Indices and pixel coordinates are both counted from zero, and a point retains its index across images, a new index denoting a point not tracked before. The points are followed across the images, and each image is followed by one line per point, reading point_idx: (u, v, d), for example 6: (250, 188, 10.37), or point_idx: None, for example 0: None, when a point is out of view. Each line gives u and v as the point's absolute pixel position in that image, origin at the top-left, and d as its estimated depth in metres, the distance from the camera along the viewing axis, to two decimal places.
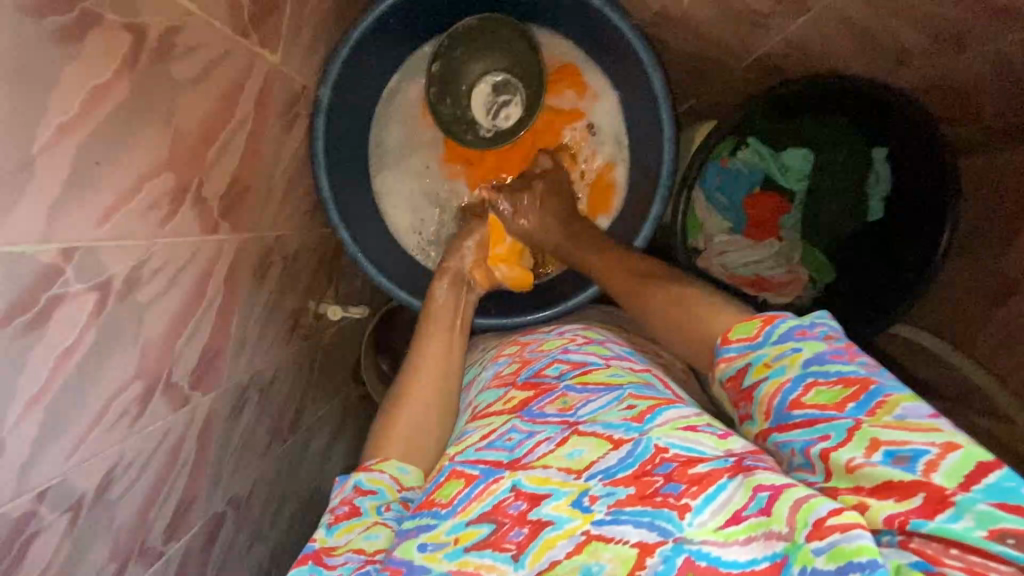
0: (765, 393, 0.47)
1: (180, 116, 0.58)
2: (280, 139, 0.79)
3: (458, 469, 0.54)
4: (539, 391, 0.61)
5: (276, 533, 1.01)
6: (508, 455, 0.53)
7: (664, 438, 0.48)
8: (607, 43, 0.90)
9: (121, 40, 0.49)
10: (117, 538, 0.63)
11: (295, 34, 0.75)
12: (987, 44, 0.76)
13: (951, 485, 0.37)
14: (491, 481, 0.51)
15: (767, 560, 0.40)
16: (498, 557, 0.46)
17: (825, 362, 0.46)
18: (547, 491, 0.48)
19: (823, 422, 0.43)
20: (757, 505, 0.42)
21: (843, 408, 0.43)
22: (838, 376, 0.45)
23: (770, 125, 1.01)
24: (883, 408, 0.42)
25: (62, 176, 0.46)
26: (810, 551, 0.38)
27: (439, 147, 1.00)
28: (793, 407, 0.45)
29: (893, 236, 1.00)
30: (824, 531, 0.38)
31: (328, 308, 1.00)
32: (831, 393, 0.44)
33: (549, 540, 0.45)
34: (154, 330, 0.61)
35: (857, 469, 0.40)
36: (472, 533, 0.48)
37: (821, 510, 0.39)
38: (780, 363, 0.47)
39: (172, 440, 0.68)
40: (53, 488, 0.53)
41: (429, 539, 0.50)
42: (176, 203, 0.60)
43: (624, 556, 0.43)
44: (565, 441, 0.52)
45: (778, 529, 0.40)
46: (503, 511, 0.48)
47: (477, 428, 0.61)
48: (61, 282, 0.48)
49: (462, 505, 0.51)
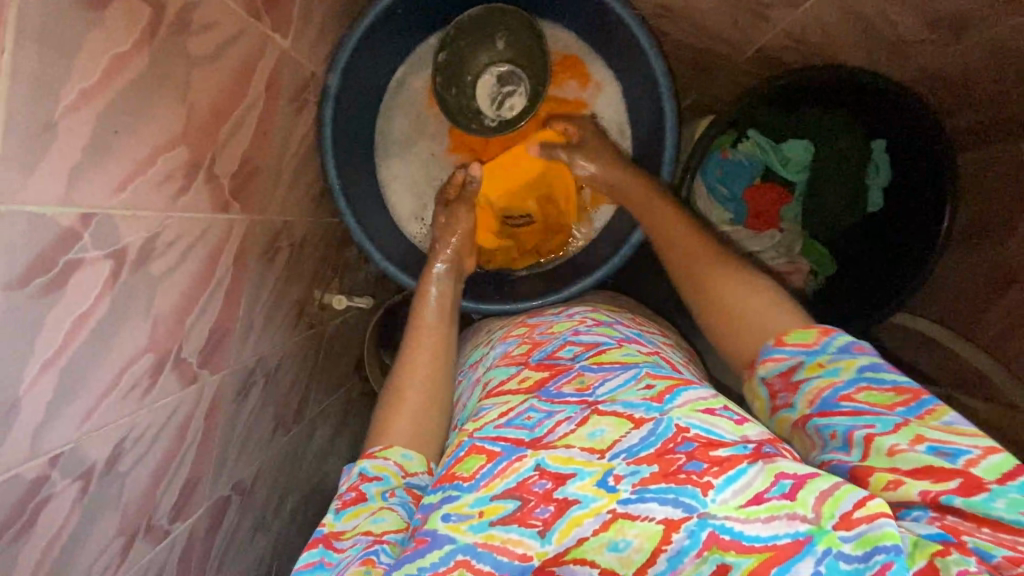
0: (815, 385, 0.49)
1: (194, 92, 0.59)
2: (289, 124, 0.80)
3: (478, 445, 0.52)
4: (555, 371, 0.60)
5: (279, 523, 1.01)
6: (528, 433, 0.52)
7: (685, 418, 0.49)
8: (610, 35, 0.92)
9: (140, 12, 0.50)
10: (126, 512, 0.64)
11: (305, 20, 0.77)
12: (983, 31, 0.76)
13: (989, 477, 0.40)
14: (514, 459, 0.50)
15: (790, 536, 0.41)
16: (525, 532, 0.46)
17: (880, 370, 0.48)
18: (571, 471, 0.48)
19: (871, 414, 0.45)
20: (780, 489, 0.43)
21: (894, 408, 0.45)
22: (891, 384, 0.47)
23: (772, 117, 1.02)
24: (931, 414, 0.45)
25: (82, 140, 0.47)
26: (837, 536, 0.40)
27: (445, 137, 1.02)
28: (843, 398, 0.47)
29: (888, 226, 1.02)
30: (851, 523, 0.40)
31: (333, 298, 1.02)
32: (882, 396, 0.47)
33: (576, 518, 0.46)
34: (166, 303, 0.62)
35: (900, 453, 0.43)
36: (497, 507, 0.47)
37: (848, 503, 0.41)
38: (834, 365, 0.49)
39: (181, 416, 0.68)
40: (65, 454, 0.53)
41: (453, 509, 0.48)
42: (189, 178, 0.61)
43: (649, 531, 0.44)
44: (585, 420, 0.52)
45: (803, 513, 0.41)
46: (529, 489, 0.48)
47: (494, 403, 0.59)
48: (78, 246, 0.49)
49: (485, 480, 0.49)
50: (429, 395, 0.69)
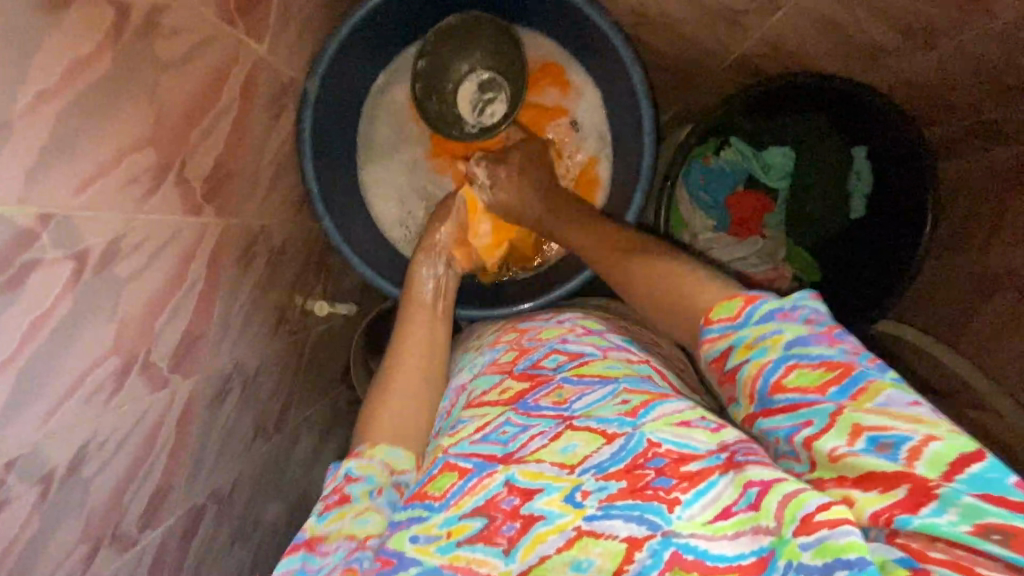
0: (747, 375, 0.45)
1: (164, 95, 0.60)
2: (266, 129, 0.81)
3: (452, 462, 0.51)
4: (535, 382, 0.58)
5: (259, 534, 0.99)
6: (501, 448, 0.50)
7: (657, 432, 0.47)
8: (588, 43, 0.92)
9: (105, 14, 0.51)
10: (89, 518, 0.63)
11: (283, 26, 0.77)
12: (955, 37, 0.76)
13: (935, 476, 0.36)
14: (484, 476, 0.48)
15: (754, 554, 0.39)
16: (490, 551, 0.45)
17: (808, 344, 0.44)
18: (540, 486, 0.46)
19: (806, 408, 0.42)
20: (746, 500, 0.41)
21: (825, 393, 0.42)
22: (820, 359, 0.43)
23: (754, 127, 1.04)
24: (865, 392, 0.41)
25: (39, 141, 0.48)
26: (797, 545, 0.38)
27: (426, 143, 1.03)
28: (775, 391, 0.44)
29: (875, 233, 1.00)
30: (811, 527, 0.37)
31: (316, 305, 1.02)
32: (813, 376, 0.42)
33: (540, 535, 0.44)
34: (132, 307, 0.61)
35: (841, 459, 0.40)
36: (465, 526, 0.46)
37: (811, 505, 0.38)
38: (762, 345, 0.45)
39: (150, 422, 0.68)
40: (22, 458, 0.53)
41: (421, 531, 0.47)
42: (158, 179, 0.61)
43: (613, 551, 0.42)
44: (558, 435, 0.50)
45: (766, 524, 0.40)
46: (496, 506, 0.46)
47: (471, 417, 0.57)
48: (37, 247, 0.49)
49: (454, 499, 0.48)
50: (420, 397, 0.69)
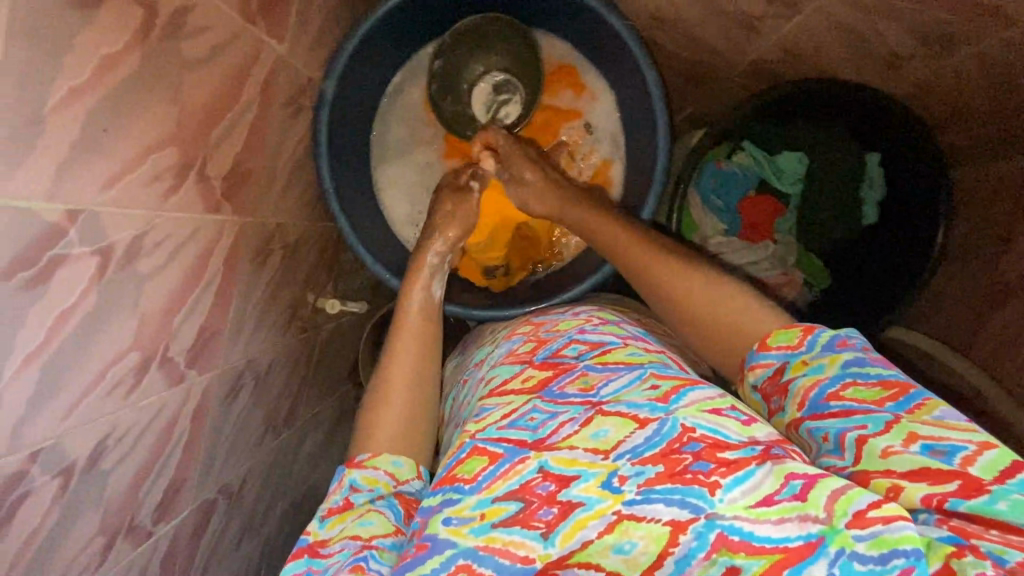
0: (801, 385, 0.46)
1: (187, 93, 0.61)
2: (284, 127, 0.81)
3: (481, 446, 0.50)
4: (558, 369, 0.57)
5: (267, 529, 1.00)
6: (531, 434, 0.50)
7: (691, 418, 0.47)
8: (606, 50, 0.93)
9: (133, 15, 0.52)
10: (107, 510, 0.64)
11: (302, 25, 0.78)
12: (974, 44, 0.75)
13: (988, 477, 0.37)
14: (517, 461, 0.48)
15: (802, 539, 0.39)
16: (528, 534, 0.44)
17: (865, 365, 0.45)
18: (576, 472, 0.46)
19: (861, 413, 0.43)
20: (791, 490, 0.41)
21: (882, 404, 0.42)
22: (877, 378, 0.44)
23: (765, 129, 1.02)
24: (922, 408, 0.42)
25: (69, 138, 0.48)
26: (850, 536, 0.38)
27: (439, 144, 1.03)
28: (830, 398, 0.44)
29: (890, 236, 1.00)
30: (865, 521, 0.38)
31: (327, 302, 1.03)
32: (870, 391, 0.43)
33: (580, 521, 0.44)
34: (153, 302, 0.62)
35: (893, 455, 0.40)
36: (499, 508, 0.46)
37: (863, 501, 0.38)
38: (819, 362, 0.47)
39: (167, 416, 0.68)
40: (45, 450, 0.54)
41: (453, 513, 0.46)
42: (180, 177, 0.62)
43: (656, 533, 0.42)
44: (589, 421, 0.49)
45: (814, 513, 0.39)
46: (531, 491, 0.46)
47: (496, 405, 0.56)
48: (64, 242, 0.50)
49: (487, 482, 0.47)
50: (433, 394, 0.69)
